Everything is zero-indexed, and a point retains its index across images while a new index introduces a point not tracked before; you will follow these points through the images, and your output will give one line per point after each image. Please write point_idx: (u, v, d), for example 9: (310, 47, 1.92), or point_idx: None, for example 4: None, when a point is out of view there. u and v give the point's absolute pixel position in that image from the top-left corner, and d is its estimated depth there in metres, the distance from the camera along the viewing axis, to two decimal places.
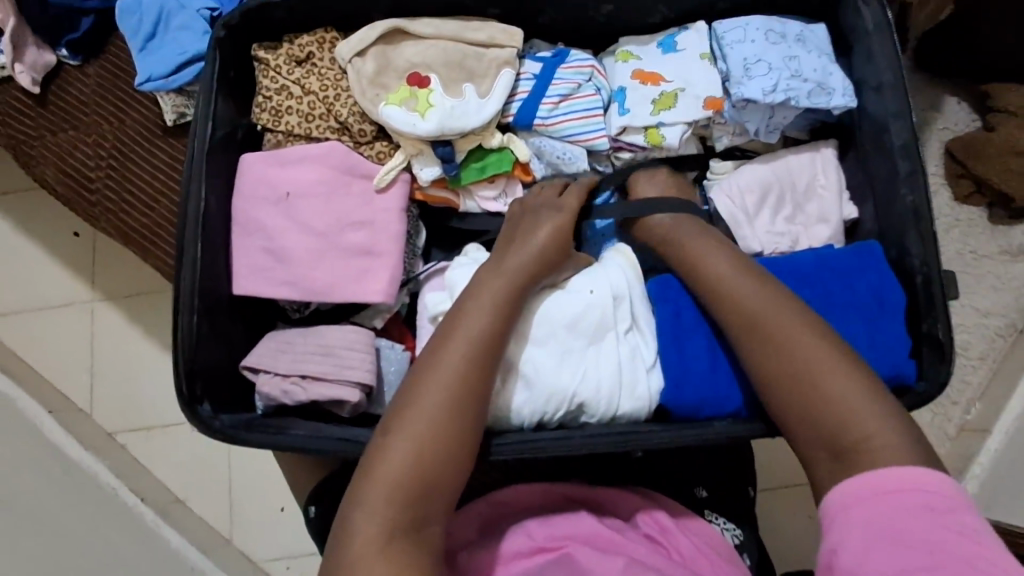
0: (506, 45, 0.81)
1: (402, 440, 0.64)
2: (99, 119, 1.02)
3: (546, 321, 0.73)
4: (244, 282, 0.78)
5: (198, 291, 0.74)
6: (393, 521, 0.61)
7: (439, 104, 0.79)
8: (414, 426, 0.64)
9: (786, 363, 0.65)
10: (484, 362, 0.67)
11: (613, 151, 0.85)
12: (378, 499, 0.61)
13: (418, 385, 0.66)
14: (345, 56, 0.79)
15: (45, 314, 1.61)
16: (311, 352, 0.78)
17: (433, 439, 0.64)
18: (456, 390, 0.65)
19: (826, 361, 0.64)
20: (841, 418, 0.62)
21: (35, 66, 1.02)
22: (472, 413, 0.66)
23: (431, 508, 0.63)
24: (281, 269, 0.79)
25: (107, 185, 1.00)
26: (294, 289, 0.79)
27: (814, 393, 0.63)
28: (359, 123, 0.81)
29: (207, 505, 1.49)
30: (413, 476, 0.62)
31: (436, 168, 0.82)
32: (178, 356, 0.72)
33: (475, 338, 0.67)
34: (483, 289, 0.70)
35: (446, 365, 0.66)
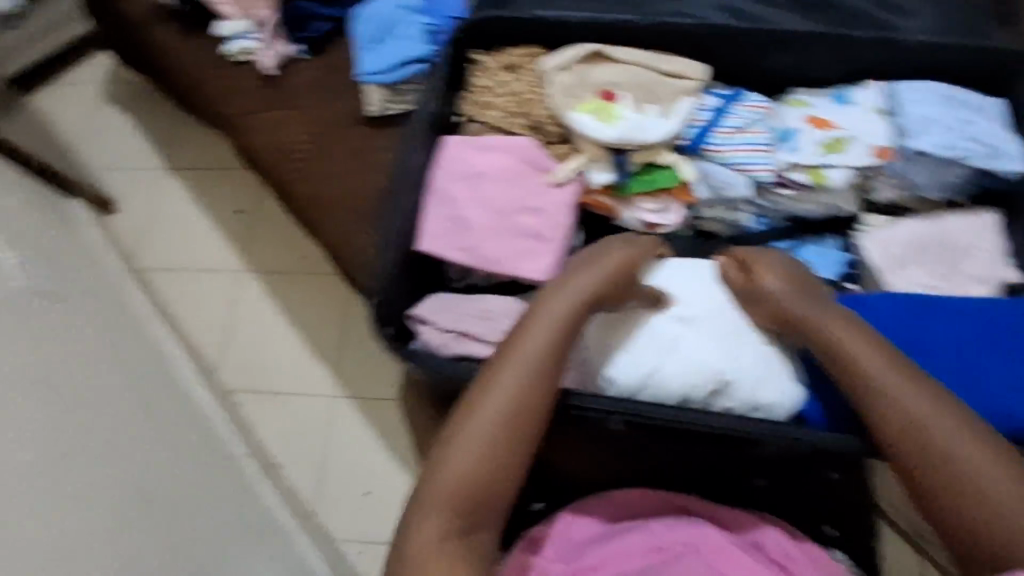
0: (692, 78, 0.90)
1: (461, 449, 0.68)
2: (314, 103, 1.19)
3: (700, 304, 0.83)
4: (430, 241, 0.89)
5: (399, 234, 0.86)
6: (449, 524, 0.65)
7: (626, 117, 0.89)
8: (471, 435, 0.68)
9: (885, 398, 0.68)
10: (543, 380, 0.71)
11: (773, 186, 0.90)
12: (436, 503, 0.66)
13: (478, 398, 0.70)
14: (549, 68, 0.91)
15: (198, 276, 1.80)
16: (471, 313, 0.87)
17: (489, 449, 0.68)
18: (516, 404, 0.69)
19: (925, 426, 0.64)
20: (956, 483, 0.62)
21: (274, 54, 1.20)
22: (527, 429, 0.69)
23: (484, 515, 0.67)
24: (462, 235, 0.88)
25: (307, 156, 1.16)
26: (469, 256, 0.88)
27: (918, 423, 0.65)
28: (550, 124, 0.92)
29: (301, 476, 1.57)
30: (467, 484, 0.66)
31: (609, 173, 0.90)
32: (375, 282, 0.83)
33: (532, 357, 0.71)
34: (542, 312, 0.74)
35: (505, 379, 0.70)
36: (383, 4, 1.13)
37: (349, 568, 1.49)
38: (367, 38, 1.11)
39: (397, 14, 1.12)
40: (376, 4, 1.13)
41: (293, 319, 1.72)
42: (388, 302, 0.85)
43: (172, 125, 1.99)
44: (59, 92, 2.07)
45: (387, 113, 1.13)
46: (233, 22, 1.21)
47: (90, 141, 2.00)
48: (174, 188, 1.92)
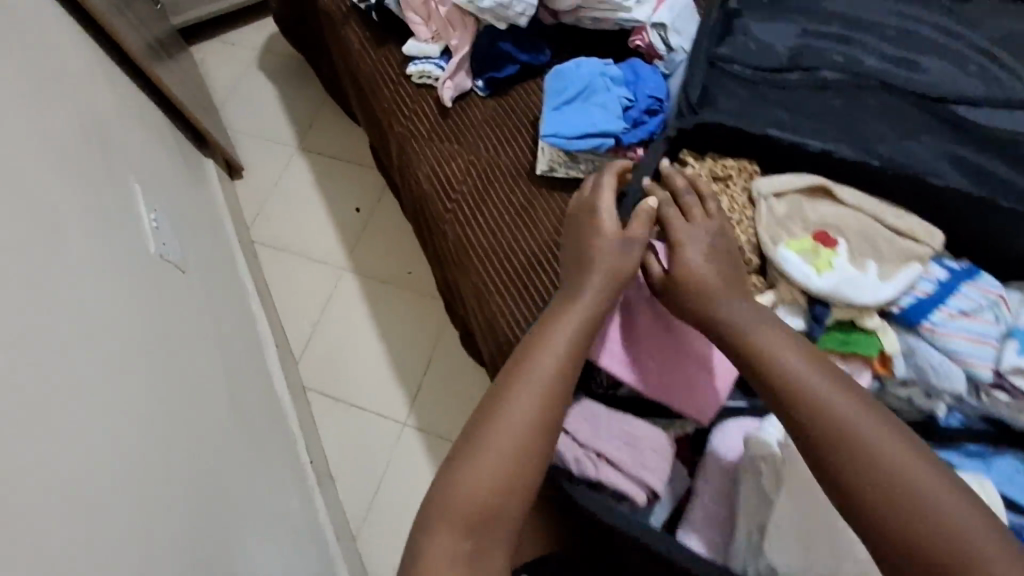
0: (923, 241, 0.81)
1: (472, 468, 0.68)
2: (482, 145, 1.15)
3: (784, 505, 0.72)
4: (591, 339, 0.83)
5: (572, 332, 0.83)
6: (457, 548, 0.65)
7: (839, 267, 0.80)
8: (482, 452, 0.69)
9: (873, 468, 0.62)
10: (551, 395, 0.72)
11: (987, 387, 0.78)
12: (445, 521, 0.66)
13: (490, 421, 0.71)
14: (762, 191, 0.85)
15: (302, 261, 1.80)
16: (614, 435, 0.81)
17: (502, 467, 0.68)
18: (528, 424, 0.70)
19: (931, 515, 0.59)
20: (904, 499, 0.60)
21: (456, 87, 1.17)
22: (534, 445, 0.70)
23: (494, 534, 0.67)
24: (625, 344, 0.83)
25: (465, 198, 1.11)
26: (629, 368, 0.82)
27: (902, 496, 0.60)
28: (749, 253, 0.84)
29: (351, 493, 1.53)
30: (476, 502, 0.67)
31: (801, 321, 0.82)
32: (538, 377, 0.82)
33: (539, 374, 0.73)
34: (550, 330, 0.76)
35: (516, 399, 0.71)
36: (588, 67, 1.07)
37: None
38: (563, 97, 1.06)
39: (600, 82, 1.06)
40: (582, 65, 1.08)
41: (383, 330, 1.68)
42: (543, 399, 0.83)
43: (314, 106, 2.01)
44: (218, 49, 2.12)
45: (552, 173, 1.08)
46: (422, 44, 1.19)
47: (234, 102, 2.04)
48: (300, 168, 1.93)
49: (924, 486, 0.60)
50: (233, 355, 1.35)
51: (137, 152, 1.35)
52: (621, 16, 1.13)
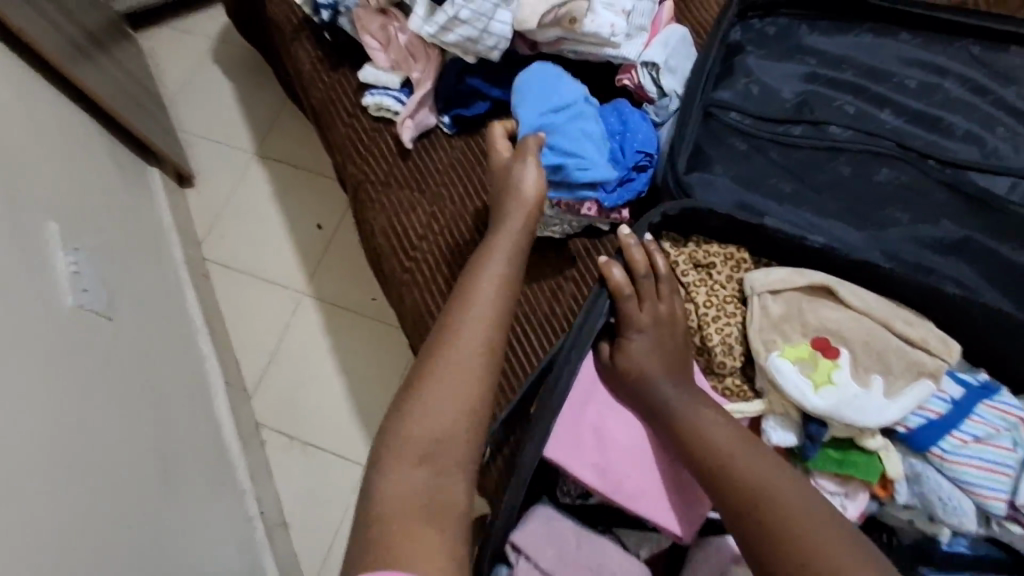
0: (940, 356, 0.72)
1: (430, 396, 0.67)
2: (447, 195, 1.03)
3: None
4: (556, 446, 0.75)
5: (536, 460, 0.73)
6: (413, 476, 0.63)
7: (839, 384, 0.71)
8: (439, 369, 0.69)
9: (747, 485, 0.64)
10: (497, 320, 0.73)
11: (1004, 518, 0.70)
12: (400, 456, 0.64)
13: (440, 352, 0.70)
14: (756, 286, 0.75)
15: (259, 285, 1.66)
16: (583, 565, 0.72)
17: (458, 379, 0.69)
18: (476, 349, 0.71)
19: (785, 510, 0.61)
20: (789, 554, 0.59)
21: (419, 125, 1.04)
22: (482, 367, 0.70)
23: (453, 458, 0.65)
24: (596, 453, 0.76)
25: (425, 259, 0.99)
26: (599, 479, 0.75)
27: (768, 505, 0.62)
28: (723, 355, 0.76)
29: (306, 543, 1.43)
30: (430, 433, 0.65)
31: (793, 436, 0.73)
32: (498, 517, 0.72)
33: (484, 299, 0.74)
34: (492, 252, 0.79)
35: (465, 328, 0.72)
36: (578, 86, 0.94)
37: None
38: (553, 116, 0.91)
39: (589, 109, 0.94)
40: (565, 79, 0.94)
41: (346, 364, 1.56)
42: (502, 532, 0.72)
43: (273, 107, 1.84)
44: (168, 38, 1.93)
45: None
46: (380, 73, 1.06)
47: (185, 100, 1.86)
48: (257, 178, 1.77)
49: (785, 496, 0.62)
50: (167, 410, 1.24)
51: (53, 186, 1.20)
52: (608, 52, 1.00)
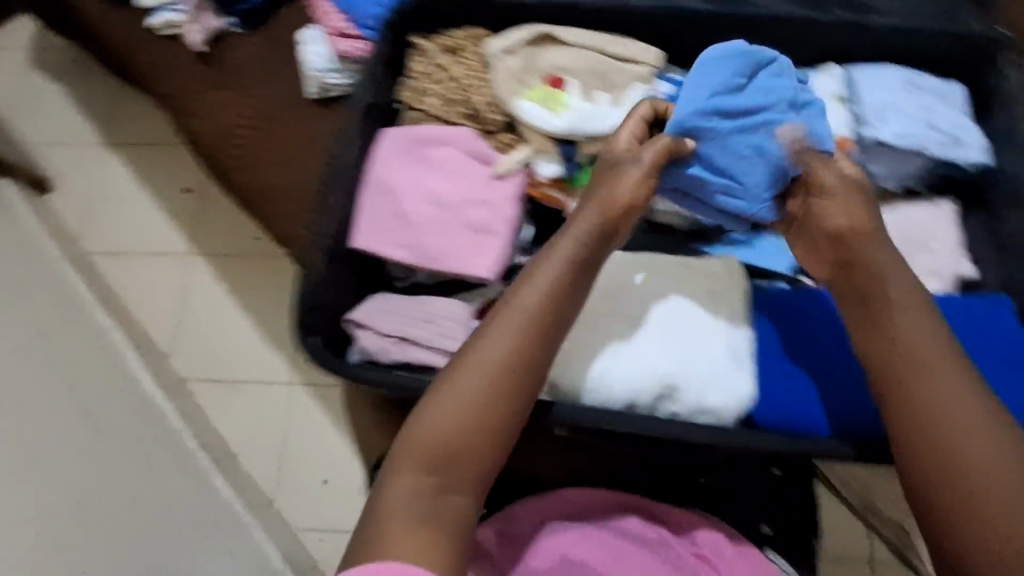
0: (647, 63, 0.85)
1: (440, 404, 0.61)
2: (250, 81, 1.11)
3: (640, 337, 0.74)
4: (364, 235, 0.82)
5: (334, 236, 0.80)
6: (420, 484, 0.59)
7: (573, 106, 0.83)
8: (455, 373, 0.62)
9: (884, 338, 0.60)
10: (534, 326, 0.63)
11: None
12: (412, 462, 0.60)
13: (477, 341, 0.63)
14: (494, 50, 0.85)
15: (148, 260, 1.72)
16: (415, 317, 0.82)
17: (484, 386, 0.62)
18: (524, 341, 0.63)
19: (912, 361, 0.58)
20: (981, 511, 0.51)
21: (204, 26, 1.11)
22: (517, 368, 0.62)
23: (459, 474, 0.60)
24: (400, 232, 0.82)
25: (244, 141, 1.09)
26: (411, 253, 0.82)
27: (913, 361, 0.58)
28: (489, 113, 0.86)
29: (257, 465, 1.54)
30: (440, 436, 0.60)
31: (556, 165, 0.85)
32: (302, 291, 0.77)
33: (533, 305, 0.64)
34: (579, 217, 0.70)
35: (505, 324, 0.63)
36: (779, 83, 0.78)
37: (310, 557, 1.45)
38: (719, 118, 0.74)
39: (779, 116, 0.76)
40: None
41: (248, 304, 1.66)
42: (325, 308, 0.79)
43: (110, 96, 1.86)
44: None
45: (326, 96, 1.06)
46: None
47: (21, 113, 1.86)
48: (117, 165, 1.81)
49: (918, 344, 0.58)
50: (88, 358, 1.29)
51: None
52: None
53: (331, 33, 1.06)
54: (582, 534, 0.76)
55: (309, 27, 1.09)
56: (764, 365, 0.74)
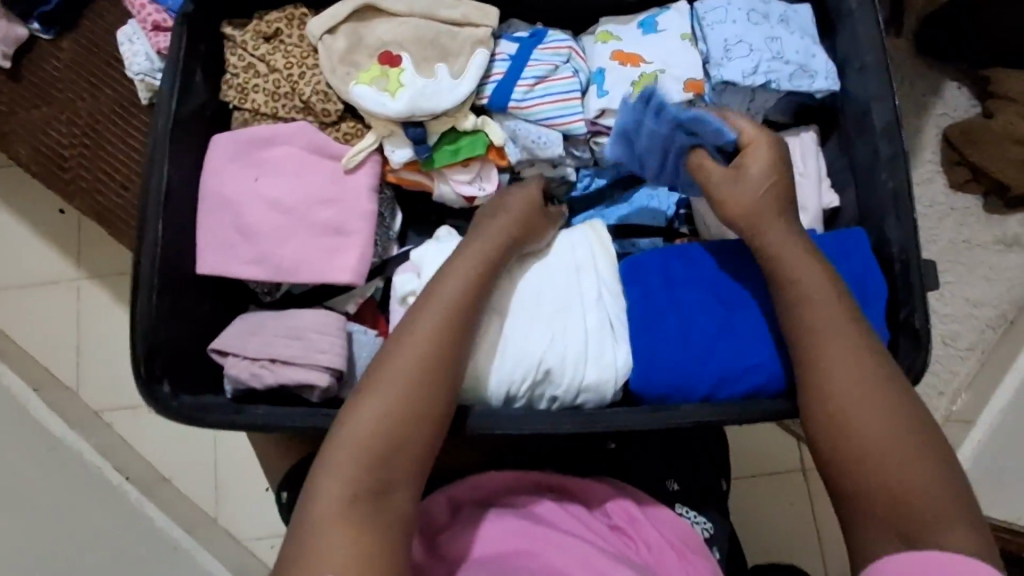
0: (482, 25, 0.79)
1: (365, 411, 0.61)
2: (73, 96, 1.01)
3: (525, 314, 0.72)
4: (207, 259, 0.77)
5: (159, 268, 0.72)
6: (357, 486, 0.59)
7: (409, 83, 0.77)
8: (382, 380, 0.62)
9: (809, 308, 0.62)
10: (455, 328, 0.65)
11: (591, 135, 0.83)
12: (341, 463, 0.59)
13: (400, 341, 0.64)
14: (316, 33, 0.78)
15: (32, 292, 1.60)
16: (280, 335, 0.78)
17: (412, 392, 0.62)
18: (439, 346, 0.64)
19: (814, 347, 0.61)
20: (862, 462, 0.57)
21: (6, 40, 1.00)
22: (443, 373, 0.63)
23: (399, 473, 0.61)
24: (248, 248, 0.77)
25: (81, 164, 1.00)
26: (264, 269, 0.77)
27: (822, 334, 0.61)
28: (322, 103, 0.78)
29: (193, 484, 1.50)
30: (367, 443, 0.60)
31: (407, 150, 0.80)
32: (134, 333, 0.70)
33: (452, 307, 0.65)
34: (489, 227, 0.71)
35: (425, 330, 0.64)
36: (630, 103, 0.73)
37: (263, 564, 1.45)
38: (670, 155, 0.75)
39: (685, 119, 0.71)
40: None
41: None
42: (166, 347, 0.72)
43: None
44: None
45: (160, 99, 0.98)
46: None
47: None
48: None
49: (827, 317, 0.62)
50: None
51: None
52: None
53: (143, 26, 0.95)
54: (499, 522, 0.75)
55: (128, 22, 0.98)
56: (636, 332, 0.72)
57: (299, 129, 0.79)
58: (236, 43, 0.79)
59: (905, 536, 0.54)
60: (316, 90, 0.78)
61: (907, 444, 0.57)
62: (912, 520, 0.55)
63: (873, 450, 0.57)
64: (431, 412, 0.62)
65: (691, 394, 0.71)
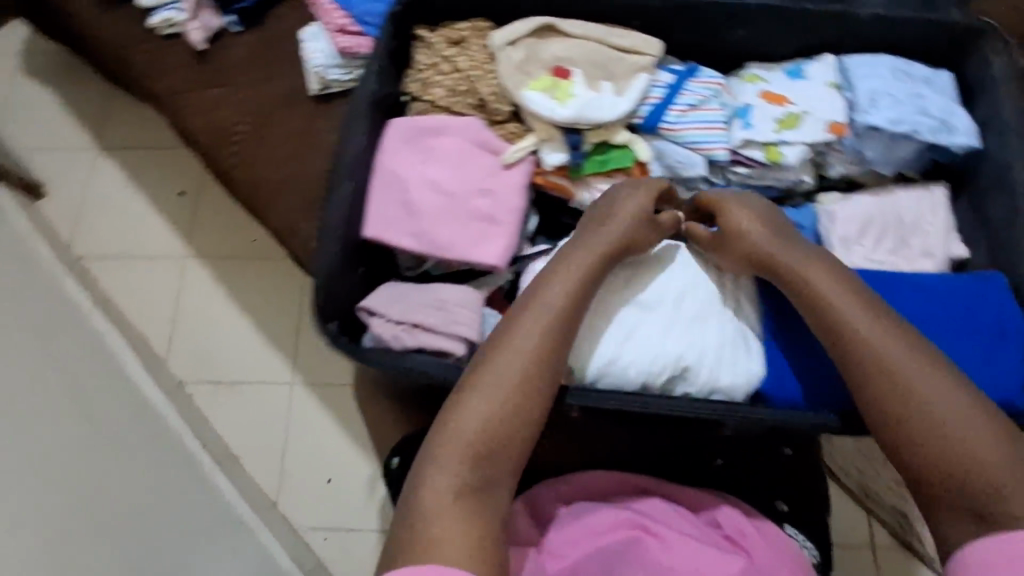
0: (647, 54, 0.87)
1: (474, 400, 0.64)
2: (250, 80, 1.12)
3: (665, 313, 0.77)
4: (373, 225, 0.84)
5: (345, 222, 0.80)
6: (464, 478, 0.61)
7: (578, 95, 0.86)
8: (492, 373, 0.65)
9: (838, 324, 0.66)
10: (558, 328, 0.68)
11: (729, 165, 0.88)
12: (450, 455, 0.61)
13: (508, 337, 0.67)
14: (498, 43, 0.87)
15: (142, 264, 1.71)
16: (424, 305, 0.83)
17: (520, 385, 0.65)
18: (542, 346, 0.67)
19: (877, 350, 0.63)
20: (878, 378, 0.63)
21: (204, 28, 1.13)
22: (545, 371, 0.66)
23: (501, 466, 0.63)
24: (408, 221, 0.84)
25: (245, 140, 1.10)
26: (418, 242, 0.84)
27: (859, 344, 0.64)
28: (496, 103, 0.87)
29: (260, 465, 1.53)
30: (479, 431, 0.63)
31: (562, 154, 0.87)
32: (318, 275, 0.78)
33: (553, 308, 0.69)
34: (596, 235, 0.75)
35: (530, 329, 0.68)
36: None
37: (313, 555, 1.46)
38: None
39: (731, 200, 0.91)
40: None
41: (245, 306, 1.66)
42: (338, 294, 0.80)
43: (99, 100, 1.85)
44: None
45: (327, 91, 1.09)
46: None
47: (11, 119, 1.85)
48: (109, 168, 1.80)
49: (870, 335, 0.64)
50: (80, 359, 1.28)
51: None
52: None
53: (330, 28, 1.07)
54: (610, 512, 0.77)
55: (312, 24, 1.11)
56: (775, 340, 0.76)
57: (470, 123, 0.87)
58: (426, 43, 0.89)
59: (969, 496, 0.56)
60: (496, 90, 0.87)
61: (935, 382, 0.61)
62: (940, 437, 0.58)
63: (901, 395, 0.61)
64: (538, 406, 0.66)
65: (825, 399, 0.74)
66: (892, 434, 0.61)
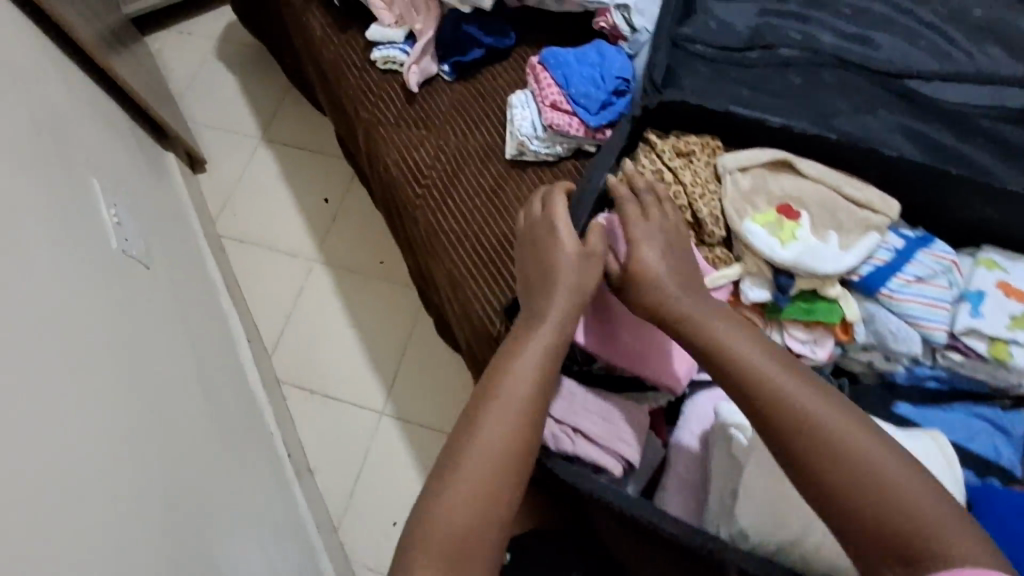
0: (882, 213, 0.83)
1: (453, 491, 0.62)
2: (449, 132, 1.14)
3: None
4: None
5: None
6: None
7: (802, 238, 0.82)
8: (462, 460, 0.64)
9: (752, 371, 0.62)
10: (524, 417, 0.66)
11: (943, 347, 0.82)
12: (425, 559, 0.59)
13: (476, 419, 0.66)
14: (729, 166, 0.85)
15: (273, 255, 1.77)
16: (589, 411, 0.80)
17: (491, 471, 0.63)
18: (510, 428, 0.65)
19: (799, 410, 0.59)
20: (797, 430, 0.58)
21: (422, 72, 1.17)
22: (517, 458, 0.65)
23: (477, 563, 0.60)
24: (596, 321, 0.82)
25: (432, 186, 1.10)
26: (603, 344, 0.82)
27: (768, 392, 0.60)
28: (713, 225, 0.85)
29: (331, 483, 1.52)
30: (455, 525, 0.61)
31: (767, 292, 0.83)
32: None
33: (519, 393, 0.68)
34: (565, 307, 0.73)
35: (502, 412, 0.66)
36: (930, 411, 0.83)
37: None
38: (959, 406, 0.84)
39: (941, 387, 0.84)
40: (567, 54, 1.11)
41: (357, 322, 1.68)
42: None
43: (276, 95, 1.97)
44: (175, 40, 2.06)
45: (520, 157, 1.10)
46: (386, 30, 1.20)
47: (194, 94, 1.98)
48: (266, 159, 1.89)
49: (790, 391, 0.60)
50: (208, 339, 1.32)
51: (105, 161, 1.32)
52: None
53: (541, 101, 1.08)
54: None
55: (522, 92, 1.13)
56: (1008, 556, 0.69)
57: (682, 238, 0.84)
58: (655, 149, 0.88)
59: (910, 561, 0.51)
60: (716, 211, 0.85)
61: (856, 440, 0.57)
62: (868, 495, 0.54)
63: (822, 447, 0.56)
64: (508, 494, 0.64)
65: None
66: (817, 493, 0.56)
